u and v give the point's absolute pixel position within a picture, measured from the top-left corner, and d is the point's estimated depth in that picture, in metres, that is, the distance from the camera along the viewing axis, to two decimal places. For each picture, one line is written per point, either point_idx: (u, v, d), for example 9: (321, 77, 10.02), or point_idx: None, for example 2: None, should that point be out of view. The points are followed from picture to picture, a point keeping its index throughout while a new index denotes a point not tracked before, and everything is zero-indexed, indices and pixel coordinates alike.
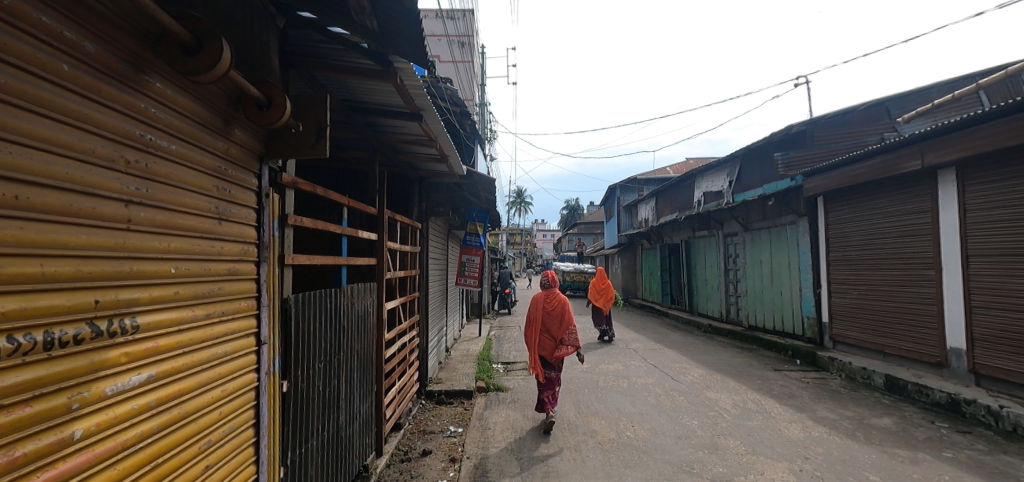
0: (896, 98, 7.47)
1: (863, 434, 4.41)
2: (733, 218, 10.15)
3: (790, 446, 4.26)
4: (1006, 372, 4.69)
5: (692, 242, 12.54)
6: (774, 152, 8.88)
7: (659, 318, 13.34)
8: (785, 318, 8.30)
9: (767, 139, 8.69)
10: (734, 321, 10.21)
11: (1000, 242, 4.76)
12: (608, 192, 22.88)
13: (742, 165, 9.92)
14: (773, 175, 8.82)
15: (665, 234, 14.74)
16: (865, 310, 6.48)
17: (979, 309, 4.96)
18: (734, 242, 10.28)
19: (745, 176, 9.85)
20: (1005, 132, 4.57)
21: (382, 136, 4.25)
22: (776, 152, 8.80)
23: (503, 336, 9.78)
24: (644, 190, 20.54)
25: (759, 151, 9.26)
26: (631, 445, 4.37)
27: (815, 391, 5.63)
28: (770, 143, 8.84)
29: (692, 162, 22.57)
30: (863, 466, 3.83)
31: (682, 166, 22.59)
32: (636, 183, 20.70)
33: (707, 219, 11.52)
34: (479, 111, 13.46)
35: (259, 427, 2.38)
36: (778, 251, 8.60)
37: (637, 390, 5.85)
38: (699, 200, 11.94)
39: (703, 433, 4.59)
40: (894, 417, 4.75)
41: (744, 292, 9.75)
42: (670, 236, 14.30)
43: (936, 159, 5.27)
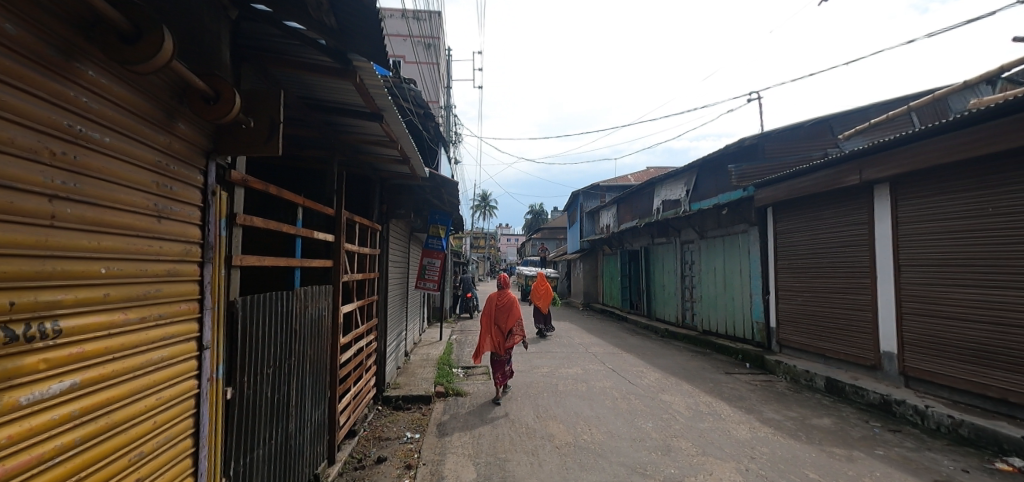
0: (838, 117, 7.98)
1: (804, 434, 4.64)
2: (690, 226, 10.51)
3: (738, 446, 4.42)
4: (931, 374, 5.05)
5: (651, 249, 12.90)
6: (728, 164, 9.25)
7: (618, 322, 13.63)
8: (736, 323, 8.64)
9: (721, 151, 9.05)
10: (689, 326, 10.55)
11: (927, 253, 5.12)
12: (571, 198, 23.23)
13: (699, 175, 10.28)
14: (728, 185, 9.19)
15: (625, 241, 15.10)
16: (809, 316, 6.82)
17: (908, 315, 5.32)
18: (690, 249, 10.64)
19: (701, 185, 10.21)
20: (932, 151, 4.93)
21: (341, 136, 4.15)
22: (730, 163, 9.17)
23: (464, 341, 9.72)
24: (606, 197, 21.01)
25: (715, 162, 9.64)
26: (587, 448, 4.42)
27: (762, 393, 5.88)
28: (725, 155, 9.21)
29: (651, 172, 23.27)
30: (804, 464, 4.02)
31: (642, 175, 23.24)
32: (598, 190, 21.15)
33: (666, 226, 11.87)
34: (445, 114, 13.40)
35: (199, 437, 2.26)
36: (731, 258, 8.96)
37: (595, 394, 5.94)
38: (658, 208, 12.29)
39: (657, 435, 4.71)
40: (833, 418, 5.02)
41: (699, 298, 10.11)
42: (630, 243, 14.65)
43: (872, 175, 5.62)
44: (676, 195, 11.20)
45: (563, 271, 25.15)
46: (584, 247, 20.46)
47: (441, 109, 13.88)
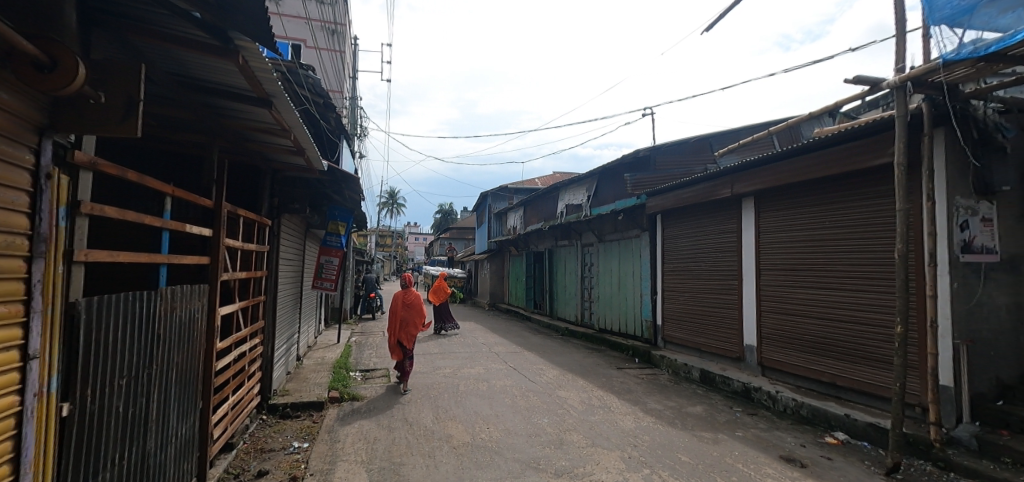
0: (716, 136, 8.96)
1: (680, 421, 5.12)
2: (589, 230, 11.12)
3: (623, 436, 4.75)
4: (781, 363, 5.83)
5: (554, 250, 13.44)
6: (625, 172, 9.93)
7: (523, 321, 14.02)
8: (628, 321, 9.30)
9: (619, 160, 9.69)
10: (587, 324, 11.16)
11: (781, 258, 5.91)
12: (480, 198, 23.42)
13: (599, 182, 10.90)
14: (624, 193, 9.87)
15: (531, 242, 15.58)
16: (688, 314, 7.55)
17: (766, 313, 6.10)
18: (589, 251, 11.26)
19: (601, 191, 10.84)
20: (785, 171, 5.69)
21: (223, 120, 3.77)
22: (626, 172, 9.86)
23: (364, 342, 9.35)
24: (514, 199, 21.49)
25: (612, 170, 10.30)
26: (484, 447, 4.47)
27: (647, 385, 6.39)
28: (622, 164, 9.88)
29: (557, 176, 24.28)
30: (677, 449, 4.43)
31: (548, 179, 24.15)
32: (506, 192, 21.57)
33: (567, 230, 12.42)
34: (349, 105, 12.75)
35: (20, 463, 1.92)
36: (624, 261, 9.64)
37: (495, 392, 6.03)
38: (561, 211, 12.83)
39: (551, 430, 4.90)
40: (704, 405, 5.60)
41: (596, 298, 10.74)
42: (535, 244, 15.14)
43: (741, 189, 6.36)
44: (578, 200, 11.77)
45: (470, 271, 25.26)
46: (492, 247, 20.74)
47: (345, 99, 13.18)
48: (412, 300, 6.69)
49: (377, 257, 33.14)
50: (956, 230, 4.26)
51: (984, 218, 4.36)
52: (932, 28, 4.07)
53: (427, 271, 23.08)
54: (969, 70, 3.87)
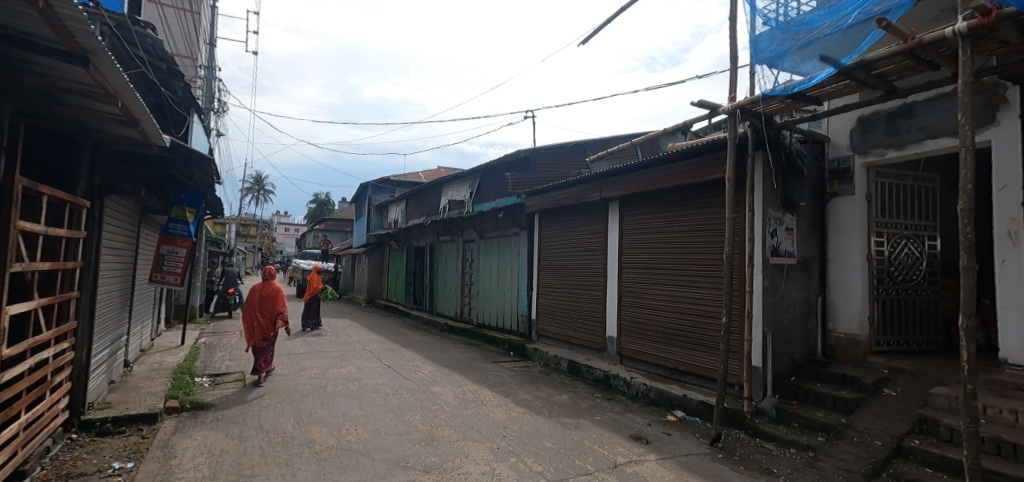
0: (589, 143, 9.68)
1: (546, 410, 5.43)
2: (471, 226, 11.25)
3: (493, 428, 4.88)
4: (636, 352, 6.49)
5: (436, 246, 13.35)
6: (506, 172, 10.23)
7: (401, 318, 13.71)
8: (505, 316, 9.60)
9: (501, 160, 9.95)
10: (466, 320, 11.30)
11: (638, 257, 6.57)
12: (360, 189, 22.30)
13: (482, 179, 11.08)
14: (505, 191, 10.16)
15: (412, 237, 15.29)
16: (560, 309, 8.04)
17: (625, 306, 6.73)
18: (470, 248, 11.40)
19: (483, 189, 11.03)
20: (644, 179, 6.31)
21: (18, 74, 3.04)
22: (507, 171, 10.16)
23: (216, 344, 8.32)
24: (396, 192, 20.87)
25: (494, 169, 10.54)
26: (349, 450, 4.26)
27: (519, 377, 6.66)
28: (503, 164, 10.16)
29: (442, 171, 24.16)
30: (542, 436, 4.69)
31: (432, 173, 23.90)
32: (388, 184, 20.86)
33: (449, 226, 12.48)
34: (203, 76, 11.20)
35: None
36: (503, 258, 9.93)
37: (366, 392, 5.79)
38: (444, 207, 12.78)
39: (422, 427, 4.85)
40: (570, 394, 6.02)
41: (474, 294, 10.96)
42: (416, 239, 14.89)
43: (608, 194, 6.92)
44: (461, 196, 11.80)
45: (347, 266, 23.95)
46: (371, 241, 19.90)
47: (199, 69, 11.55)
48: (270, 294, 6.44)
49: (239, 249, 29.73)
50: (767, 236, 5.12)
51: (788, 228, 5.29)
52: (756, 66, 4.85)
53: (297, 266, 21.32)
54: (781, 104, 4.71)
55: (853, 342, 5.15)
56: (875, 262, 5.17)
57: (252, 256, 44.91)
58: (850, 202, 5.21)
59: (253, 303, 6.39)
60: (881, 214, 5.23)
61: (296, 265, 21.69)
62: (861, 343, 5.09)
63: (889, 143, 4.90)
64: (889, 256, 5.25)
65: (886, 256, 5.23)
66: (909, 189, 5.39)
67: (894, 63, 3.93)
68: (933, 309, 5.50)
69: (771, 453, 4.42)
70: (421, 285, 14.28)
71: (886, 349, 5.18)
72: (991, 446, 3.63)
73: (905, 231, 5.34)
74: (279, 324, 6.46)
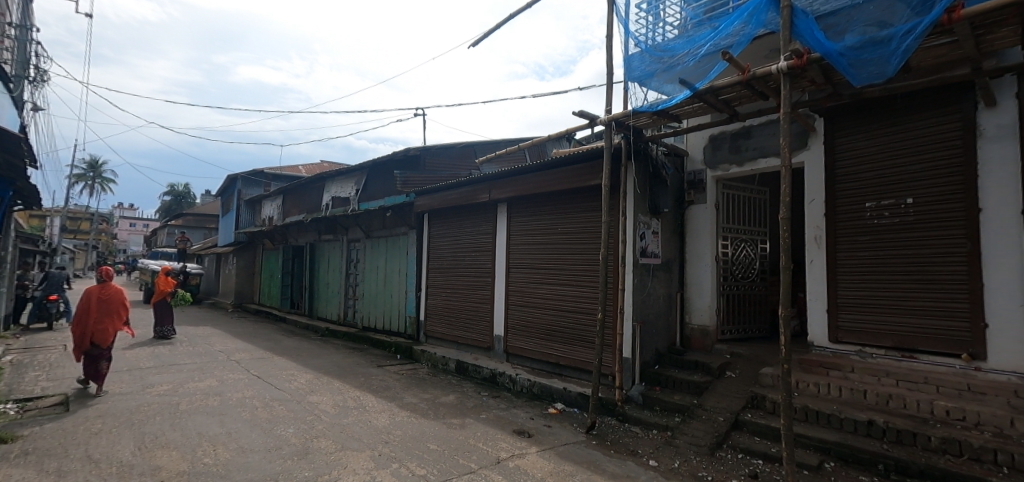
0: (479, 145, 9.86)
1: (432, 412, 5.37)
2: (356, 225, 10.73)
3: (376, 434, 4.70)
4: (521, 349, 6.71)
5: (317, 245, 12.51)
6: (394, 169, 9.96)
7: (276, 323, 12.59)
8: (393, 318, 9.32)
9: (389, 157, 9.65)
10: (350, 323, 10.76)
11: (524, 258, 6.80)
12: (228, 182, 20.00)
13: (368, 176, 10.62)
14: (393, 190, 9.88)
15: (290, 236, 14.13)
16: (448, 309, 8.02)
17: (511, 305, 6.93)
18: (355, 247, 10.88)
19: (370, 186, 10.59)
20: (530, 182, 6.56)
21: None
22: (396, 169, 9.90)
23: (25, 362, 6.83)
24: (272, 186, 19.12)
25: (382, 166, 10.18)
26: (206, 473, 3.78)
27: (405, 380, 6.51)
28: (392, 161, 9.87)
29: (325, 166, 22.69)
30: (427, 439, 4.63)
31: (314, 168, 22.33)
32: (263, 177, 19.03)
33: (332, 223, 11.79)
34: (12, 35, 9.14)
35: None
36: (391, 258, 9.64)
37: (229, 407, 5.21)
38: (327, 204, 12.02)
39: (296, 440, 4.49)
40: (456, 394, 6.04)
41: (359, 296, 10.49)
42: (295, 238, 13.80)
43: (497, 195, 7.06)
44: (346, 193, 11.17)
45: (211, 267, 21.32)
46: (241, 240, 17.97)
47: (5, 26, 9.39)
48: (114, 298, 5.75)
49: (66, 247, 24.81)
50: (637, 239, 5.62)
51: (654, 231, 5.87)
52: (631, 83, 5.37)
53: (146, 267, 18.42)
54: (648, 119, 5.20)
55: (704, 332, 5.88)
56: (722, 262, 5.98)
57: (86, 256, 37.83)
58: (703, 209, 5.95)
59: (86, 307, 5.54)
60: (726, 220, 6.06)
61: (143, 266, 18.72)
62: (710, 332, 5.84)
63: (733, 159, 5.69)
64: (732, 257, 6.10)
65: (730, 256, 6.08)
66: (747, 200, 6.31)
67: (736, 91, 4.58)
68: (763, 302, 6.49)
69: (637, 436, 4.88)
70: (300, 288, 13.27)
71: (729, 337, 6.00)
72: (801, 414, 4.41)
73: (744, 236, 6.25)
74: (120, 328, 5.88)
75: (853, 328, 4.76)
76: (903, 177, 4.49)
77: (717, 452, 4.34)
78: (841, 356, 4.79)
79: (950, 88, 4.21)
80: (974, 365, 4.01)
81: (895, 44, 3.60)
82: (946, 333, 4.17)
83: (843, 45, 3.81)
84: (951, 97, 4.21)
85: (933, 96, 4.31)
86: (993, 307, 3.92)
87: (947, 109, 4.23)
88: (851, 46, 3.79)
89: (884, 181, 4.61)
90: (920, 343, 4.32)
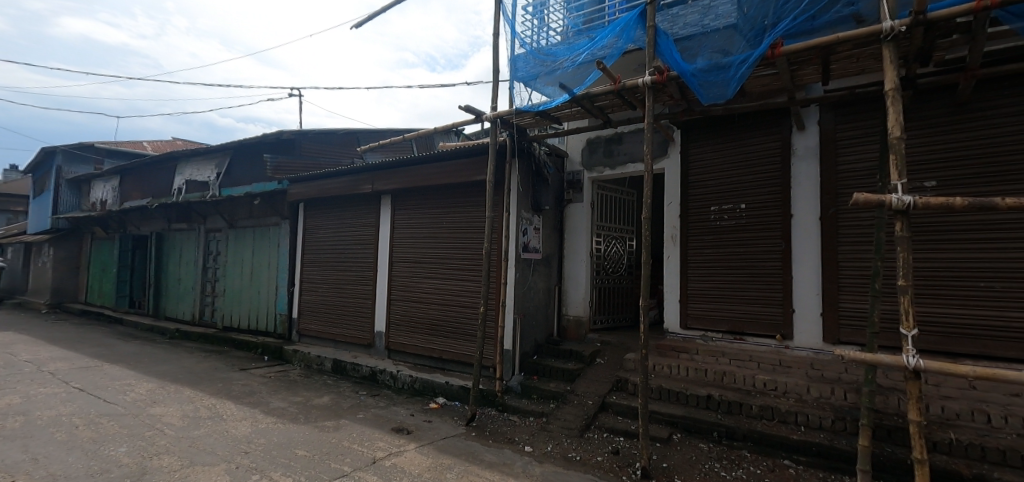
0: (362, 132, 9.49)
1: (303, 416, 5.02)
2: (217, 213, 9.59)
3: (233, 445, 4.24)
4: (403, 345, 6.55)
5: (168, 235, 10.93)
6: (265, 153, 9.11)
7: (110, 326, 10.73)
8: (260, 316, 8.51)
9: (258, 138, 8.79)
10: (208, 323, 9.60)
11: (408, 252, 6.65)
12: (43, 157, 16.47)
13: (233, 158, 9.55)
14: (263, 175, 9.03)
15: (131, 223, 12.13)
16: (325, 306, 7.55)
17: (394, 300, 6.73)
18: (216, 238, 9.72)
19: (235, 170, 9.54)
20: (415, 174, 6.41)
21: None
22: (266, 153, 9.06)
23: None
24: (107, 164, 16.21)
25: (249, 148, 9.22)
26: None
27: (273, 384, 6.00)
28: (262, 144, 9.02)
29: (179, 144, 19.85)
30: (295, 445, 4.31)
31: (165, 145, 19.39)
32: (94, 153, 16.02)
33: (188, 211, 10.36)
34: None
35: None
36: (259, 250, 8.78)
37: (38, 428, 4.31)
38: (179, 188, 10.52)
39: (130, 459, 3.86)
40: (331, 394, 5.73)
41: (221, 293, 9.39)
42: (138, 226, 11.89)
43: (380, 186, 6.79)
44: (205, 176, 9.86)
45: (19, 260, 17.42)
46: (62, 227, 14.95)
47: None
48: None
49: None
50: (519, 234, 5.84)
51: (536, 227, 6.14)
52: (515, 82, 5.51)
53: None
54: (532, 119, 5.40)
55: (578, 322, 6.30)
56: (595, 257, 6.45)
57: None
58: (581, 208, 6.36)
59: None
60: (600, 219, 6.54)
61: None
62: (583, 322, 6.27)
63: (606, 163, 6.16)
64: (604, 252, 6.61)
65: (602, 252, 6.58)
66: (618, 201, 6.87)
67: (609, 99, 4.95)
68: (629, 293, 7.15)
69: (515, 424, 5.07)
70: (144, 284, 11.47)
71: (600, 327, 6.50)
72: (656, 393, 4.95)
73: (615, 234, 6.80)
74: None
75: (700, 315, 5.45)
76: (738, 185, 5.23)
77: (586, 433, 4.71)
78: (689, 340, 5.46)
79: (773, 112, 5.02)
80: (785, 344, 4.88)
81: (733, 70, 4.16)
82: (766, 318, 4.99)
83: (694, 67, 4.31)
84: (774, 120, 5.03)
85: (761, 118, 5.10)
86: (798, 296, 4.81)
87: (771, 131, 5.05)
88: (700, 68, 4.30)
89: (724, 188, 5.34)
90: (748, 327, 5.11)
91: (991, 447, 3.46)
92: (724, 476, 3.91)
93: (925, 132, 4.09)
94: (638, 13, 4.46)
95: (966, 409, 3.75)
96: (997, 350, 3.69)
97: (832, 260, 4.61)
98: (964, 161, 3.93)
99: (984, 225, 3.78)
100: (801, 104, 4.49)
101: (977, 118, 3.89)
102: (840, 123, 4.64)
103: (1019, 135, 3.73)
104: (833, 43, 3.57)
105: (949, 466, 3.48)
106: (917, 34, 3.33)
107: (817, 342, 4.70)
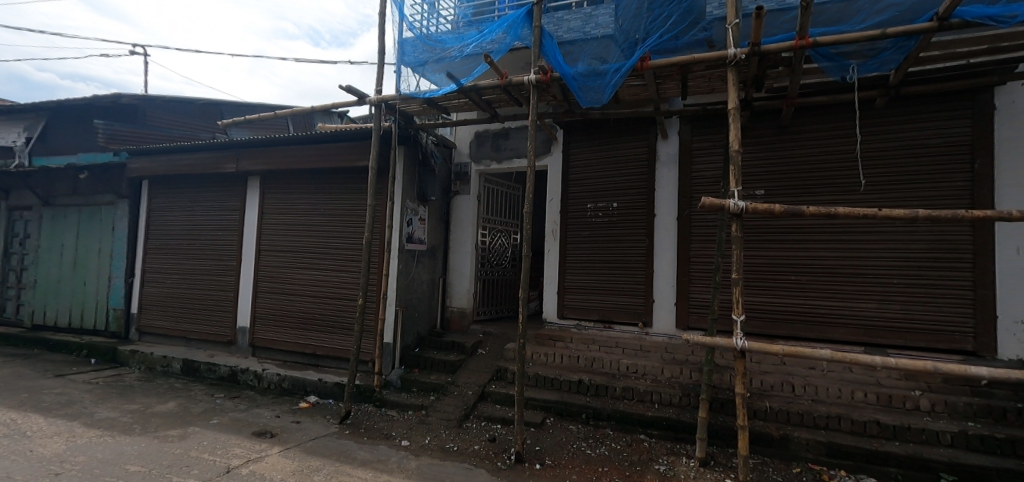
0: (226, 106, 8.56)
1: (140, 426, 4.35)
2: (27, 188, 7.88)
3: (38, 466, 3.52)
4: (271, 341, 6.01)
5: None
6: (96, 119, 7.74)
7: None
8: (87, 313, 7.20)
9: (87, 101, 7.44)
10: (11, 322, 7.86)
11: (278, 240, 6.11)
12: None
13: (51, 122, 7.93)
14: (94, 145, 7.66)
15: None
16: (175, 299, 6.63)
17: (261, 293, 6.14)
18: (25, 218, 7.99)
19: (54, 137, 7.94)
20: (288, 155, 5.89)
21: None
22: (98, 119, 7.71)
23: None
24: None
25: (73, 111, 7.74)
26: None
27: (102, 391, 5.12)
28: (92, 107, 7.66)
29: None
30: (126, 460, 3.72)
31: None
32: None
33: None
34: None
35: None
36: (86, 234, 7.40)
37: None
38: None
39: None
40: (179, 400, 5.06)
41: (32, 284, 7.75)
42: None
43: (246, 166, 6.13)
44: (8, 141, 7.99)
45: None
46: None
47: None
48: None
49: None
50: (404, 225, 5.73)
51: (421, 218, 6.08)
52: (402, 67, 5.31)
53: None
54: (419, 107, 5.38)
55: (461, 314, 6.36)
56: (481, 250, 6.52)
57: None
58: (467, 200, 6.42)
59: None
60: (486, 212, 6.61)
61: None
62: (466, 314, 6.35)
63: (493, 157, 6.25)
64: (490, 245, 6.74)
65: (488, 245, 6.68)
66: (505, 195, 7.04)
67: (496, 93, 5.01)
68: (513, 285, 7.37)
69: (393, 419, 4.94)
70: None
71: (483, 318, 6.62)
72: (533, 380, 5.18)
73: (500, 227, 6.94)
74: None
75: (575, 305, 5.82)
76: (612, 185, 5.66)
77: (465, 423, 4.76)
78: (565, 329, 5.79)
79: (642, 121, 5.51)
80: (646, 330, 5.41)
81: (608, 78, 4.43)
82: (630, 307, 5.49)
83: (575, 70, 4.51)
84: (643, 128, 5.52)
85: (632, 125, 5.56)
86: (657, 287, 5.37)
87: (640, 137, 5.53)
88: (580, 72, 4.51)
89: (599, 187, 5.74)
90: (615, 316, 5.58)
91: (794, 412, 4.20)
92: (589, 453, 4.23)
93: (757, 148, 4.80)
94: (526, 12, 4.56)
95: (778, 381, 4.50)
96: (800, 331, 4.48)
97: (685, 256, 5.21)
98: (784, 174, 4.68)
99: (795, 229, 4.55)
100: (665, 115, 4.99)
101: (794, 139, 4.66)
102: (696, 135, 5.25)
103: (822, 156, 4.54)
104: (690, 63, 4.00)
105: (763, 429, 4.17)
106: (753, 62, 3.86)
107: (671, 328, 5.29)
